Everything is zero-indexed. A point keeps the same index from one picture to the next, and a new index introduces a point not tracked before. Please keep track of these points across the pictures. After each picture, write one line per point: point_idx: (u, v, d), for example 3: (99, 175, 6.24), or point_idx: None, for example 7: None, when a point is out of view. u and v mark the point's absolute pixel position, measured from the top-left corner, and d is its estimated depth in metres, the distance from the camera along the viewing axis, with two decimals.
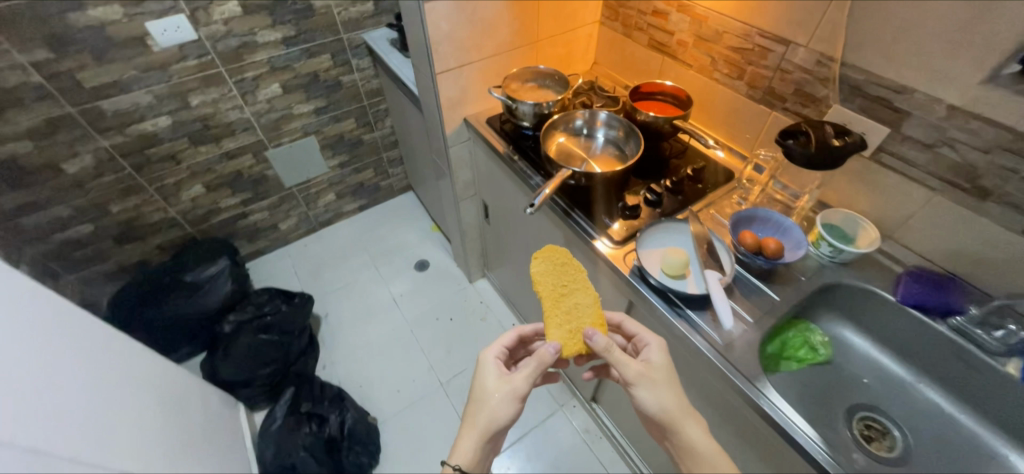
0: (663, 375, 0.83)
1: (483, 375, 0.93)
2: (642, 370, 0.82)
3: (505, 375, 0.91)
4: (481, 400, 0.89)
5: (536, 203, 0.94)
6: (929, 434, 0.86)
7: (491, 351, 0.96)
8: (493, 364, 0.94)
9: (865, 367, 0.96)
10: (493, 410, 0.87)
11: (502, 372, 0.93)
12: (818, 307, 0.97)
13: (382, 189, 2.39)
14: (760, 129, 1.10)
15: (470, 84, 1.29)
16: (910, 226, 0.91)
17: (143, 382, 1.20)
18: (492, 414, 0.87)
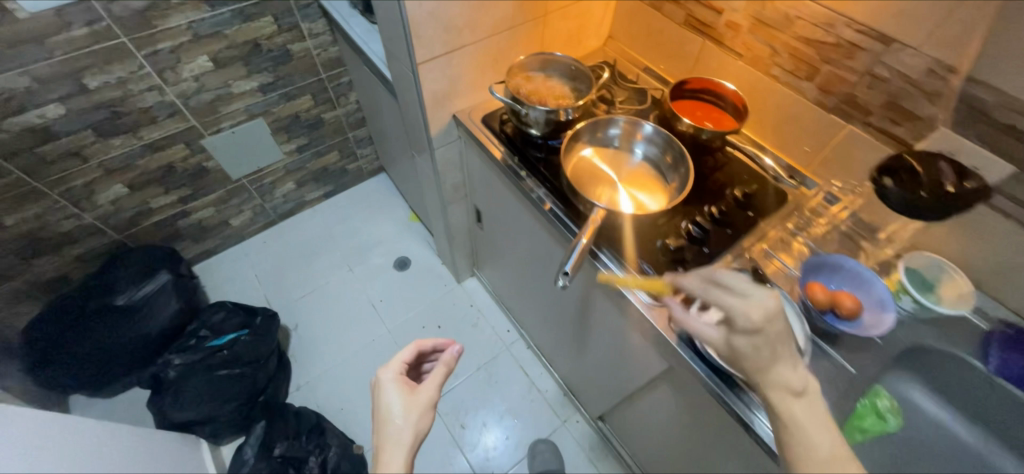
0: (756, 365, 0.54)
1: (385, 401, 0.72)
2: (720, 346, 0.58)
3: (412, 388, 0.74)
4: (386, 423, 0.70)
5: (569, 271, 0.75)
6: None
7: (386, 371, 0.76)
8: (393, 384, 0.75)
9: (935, 434, 0.83)
10: (403, 429, 0.69)
11: (408, 387, 0.75)
12: (889, 369, 0.82)
13: (350, 173, 2.07)
14: (825, 144, 0.89)
15: (461, 74, 1.00)
16: (1011, 280, 0.75)
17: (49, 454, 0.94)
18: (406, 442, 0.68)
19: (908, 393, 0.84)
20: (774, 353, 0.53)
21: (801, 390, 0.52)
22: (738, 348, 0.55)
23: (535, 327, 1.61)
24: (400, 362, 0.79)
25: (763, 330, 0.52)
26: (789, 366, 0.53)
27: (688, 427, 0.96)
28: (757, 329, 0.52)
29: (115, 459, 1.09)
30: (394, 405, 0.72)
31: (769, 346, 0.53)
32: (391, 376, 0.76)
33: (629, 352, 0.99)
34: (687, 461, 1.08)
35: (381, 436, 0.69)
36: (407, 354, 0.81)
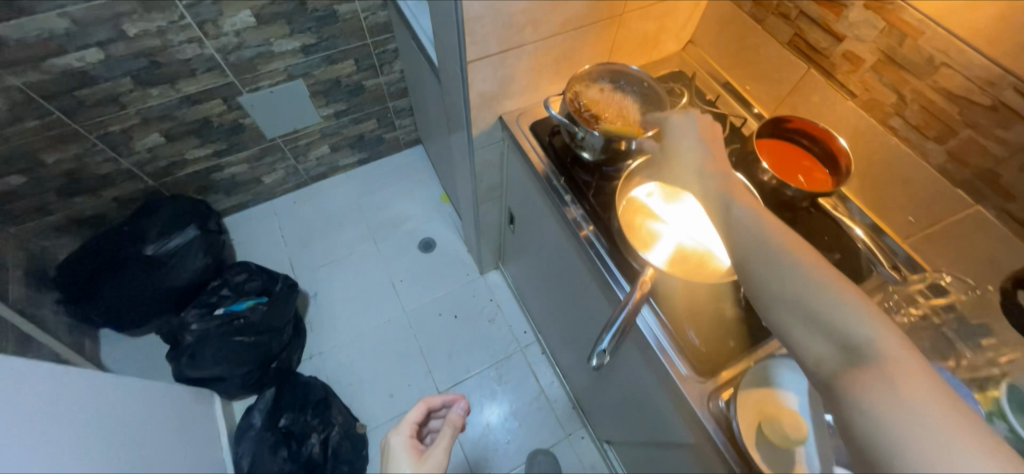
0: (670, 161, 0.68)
1: (394, 466, 0.80)
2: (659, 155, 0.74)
3: (417, 453, 0.81)
4: None
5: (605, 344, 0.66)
6: None
7: (397, 434, 0.84)
8: (401, 447, 0.83)
9: None
10: None
11: (417, 451, 0.82)
12: None
13: (387, 143, 1.99)
14: (936, 220, 0.75)
15: (515, 74, 0.88)
16: None
17: (55, 412, 0.93)
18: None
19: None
20: (686, 149, 0.66)
21: (715, 175, 0.60)
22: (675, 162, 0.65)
23: (553, 337, 1.53)
24: (411, 424, 0.87)
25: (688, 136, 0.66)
26: (701, 156, 0.64)
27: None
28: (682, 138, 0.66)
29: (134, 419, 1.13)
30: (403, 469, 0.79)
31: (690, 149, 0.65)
32: (402, 440, 0.84)
33: (653, 408, 0.90)
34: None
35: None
36: (417, 414, 0.88)
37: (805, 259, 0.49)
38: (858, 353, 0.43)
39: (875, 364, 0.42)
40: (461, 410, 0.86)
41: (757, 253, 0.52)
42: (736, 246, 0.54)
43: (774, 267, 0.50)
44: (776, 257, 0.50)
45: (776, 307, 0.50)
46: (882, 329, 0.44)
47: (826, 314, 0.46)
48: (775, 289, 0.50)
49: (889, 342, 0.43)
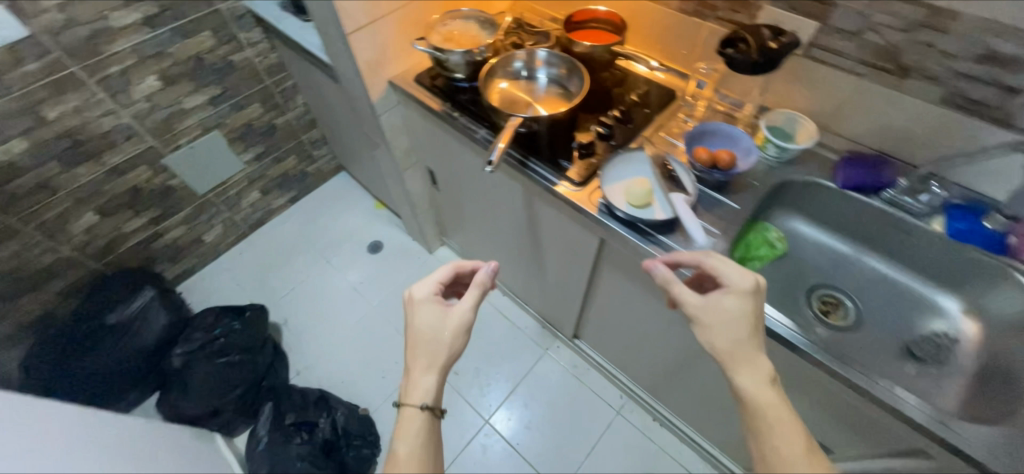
0: (713, 311, 0.68)
1: (418, 316, 0.80)
2: (701, 306, 0.70)
3: (445, 309, 0.80)
4: (430, 339, 0.78)
5: (493, 159, 0.91)
6: (875, 298, 0.96)
7: (421, 295, 0.82)
8: (427, 302, 0.82)
9: (817, 251, 1.03)
10: (445, 343, 0.77)
11: (444, 306, 0.82)
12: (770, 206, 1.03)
13: (311, 175, 2.18)
14: (694, 44, 1.09)
15: (388, 41, 1.16)
16: (841, 114, 0.97)
17: (97, 439, 1.07)
18: (437, 348, 0.77)
19: (793, 226, 1.05)
20: (734, 319, 0.67)
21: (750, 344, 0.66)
22: (718, 307, 0.68)
23: (504, 273, 1.76)
24: (435, 285, 0.84)
25: (736, 293, 0.69)
26: (741, 327, 0.67)
27: (635, 298, 1.14)
28: (732, 288, 0.70)
29: (168, 454, 1.26)
30: (433, 324, 0.79)
31: (734, 296, 0.69)
32: (427, 296, 0.82)
33: (574, 248, 1.15)
34: (647, 337, 1.26)
35: (416, 346, 0.78)
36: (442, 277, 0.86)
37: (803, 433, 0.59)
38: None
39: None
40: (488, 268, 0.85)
41: (768, 415, 0.61)
42: (750, 404, 0.62)
43: (783, 426, 0.60)
44: (759, 418, 0.61)
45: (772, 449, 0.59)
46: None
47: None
48: (775, 446, 0.59)
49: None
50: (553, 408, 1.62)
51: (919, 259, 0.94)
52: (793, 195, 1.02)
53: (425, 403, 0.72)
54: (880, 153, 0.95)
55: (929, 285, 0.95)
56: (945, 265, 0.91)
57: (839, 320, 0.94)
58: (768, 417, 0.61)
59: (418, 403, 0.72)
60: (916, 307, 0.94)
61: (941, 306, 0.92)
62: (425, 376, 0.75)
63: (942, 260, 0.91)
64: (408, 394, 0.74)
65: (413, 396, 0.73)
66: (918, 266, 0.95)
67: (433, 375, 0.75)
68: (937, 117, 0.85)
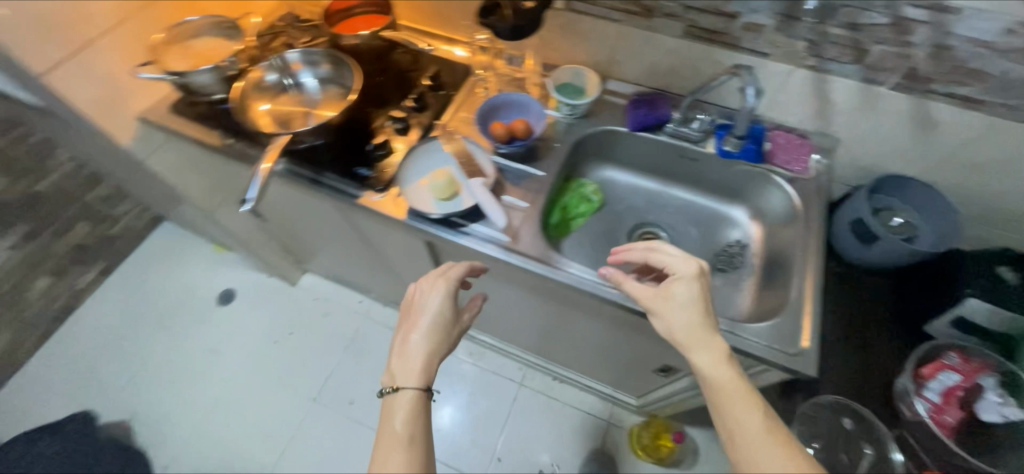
0: (660, 301, 0.66)
1: (426, 302, 0.76)
2: (654, 300, 0.67)
3: (454, 304, 0.76)
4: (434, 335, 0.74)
5: (251, 195, 0.85)
6: (683, 224, 1.06)
7: (434, 284, 0.77)
8: (441, 300, 0.76)
9: (631, 193, 1.09)
10: (445, 345, 0.75)
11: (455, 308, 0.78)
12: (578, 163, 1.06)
13: (118, 237, 1.81)
14: (470, 12, 1.03)
15: (110, 74, 0.96)
16: (616, 60, 1.00)
17: None
18: (437, 333, 0.74)
19: (605, 175, 1.11)
20: (687, 310, 0.64)
21: (711, 330, 0.63)
22: (671, 298, 0.65)
23: (375, 284, 1.65)
24: (453, 276, 0.79)
25: (686, 278, 0.66)
26: (688, 314, 0.64)
27: (482, 284, 1.12)
28: (680, 275, 0.67)
29: None
30: (440, 325, 0.75)
31: (684, 283, 0.66)
32: (444, 293, 0.77)
33: (408, 252, 1.09)
34: (514, 313, 1.27)
35: (414, 331, 0.74)
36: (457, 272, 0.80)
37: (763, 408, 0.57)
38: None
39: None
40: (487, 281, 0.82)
41: (731, 392, 0.59)
42: (709, 381, 0.60)
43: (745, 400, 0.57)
44: (724, 395, 0.59)
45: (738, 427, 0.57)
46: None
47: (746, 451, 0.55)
48: (735, 425, 0.57)
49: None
50: (459, 402, 1.61)
51: (709, 180, 1.03)
52: (596, 147, 1.06)
53: (421, 386, 0.69)
54: (659, 91, 1.01)
55: (721, 202, 1.05)
56: (727, 181, 1.01)
57: None
58: (726, 395, 0.58)
59: (408, 381, 0.69)
60: (716, 223, 1.04)
61: (734, 217, 1.03)
62: (416, 359, 0.71)
63: (723, 178, 1.00)
64: (402, 372, 0.70)
65: (408, 381, 0.69)
66: (710, 187, 1.05)
67: (431, 362, 0.72)
68: (686, 49, 0.91)
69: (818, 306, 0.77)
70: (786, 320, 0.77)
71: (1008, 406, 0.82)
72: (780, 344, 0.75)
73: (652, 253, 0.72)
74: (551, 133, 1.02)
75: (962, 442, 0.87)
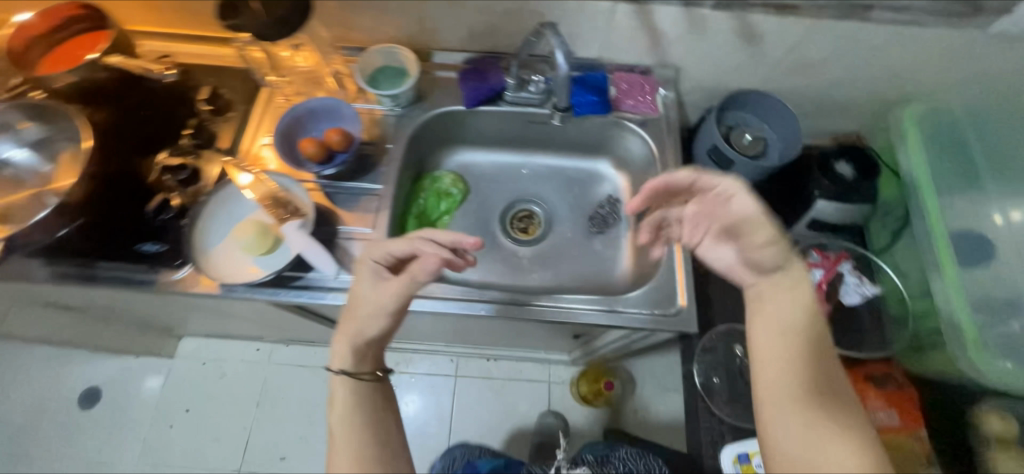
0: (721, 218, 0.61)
1: (363, 285, 0.63)
2: (717, 213, 0.62)
3: (381, 279, 0.62)
4: (358, 311, 0.61)
5: None
6: (555, 192, 0.99)
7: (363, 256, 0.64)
8: (367, 269, 0.63)
9: (494, 173, 1.00)
10: (371, 327, 0.61)
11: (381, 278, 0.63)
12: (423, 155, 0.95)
13: None
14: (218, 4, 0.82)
15: None
16: (428, 30, 0.87)
17: None
18: (382, 312, 0.61)
19: (461, 157, 1.00)
20: (757, 235, 0.59)
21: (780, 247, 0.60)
22: (734, 225, 0.60)
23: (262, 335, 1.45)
24: (386, 252, 0.63)
25: (738, 202, 0.59)
26: (753, 239, 0.59)
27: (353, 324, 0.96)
28: (730, 196, 0.60)
29: None
30: (363, 300, 0.61)
31: (768, 228, 0.58)
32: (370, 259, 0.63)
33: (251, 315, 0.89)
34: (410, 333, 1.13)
35: (353, 311, 0.62)
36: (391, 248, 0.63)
37: (811, 363, 0.55)
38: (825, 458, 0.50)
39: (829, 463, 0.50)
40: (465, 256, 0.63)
41: (786, 336, 0.56)
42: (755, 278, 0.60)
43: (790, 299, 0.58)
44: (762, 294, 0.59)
45: (777, 369, 0.55)
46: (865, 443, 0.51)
47: (773, 334, 0.57)
48: (777, 374, 0.55)
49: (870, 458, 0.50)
50: None
51: (567, 140, 0.96)
52: (439, 130, 0.94)
53: (367, 355, 0.62)
54: (486, 55, 0.90)
55: (586, 159, 0.99)
56: (583, 137, 0.95)
57: (534, 232, 0.96)
58: (770, 346, 0.56)
59: (353, 354, 0.61)
60: (586, 183, 0.99)
61: (601, 172, 0.99)
62: (349, 336, 0.61)
63: (579, 134, 0.94)
64: (345, 345, 0.61)
65: (339, 360, 0.62)
66: (570, 146, 0.98)
67: (380, 340, 0.62)
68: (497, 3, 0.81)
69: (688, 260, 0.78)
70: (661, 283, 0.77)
71: (864, 285, 0.89)
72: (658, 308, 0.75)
73: (728, 199, 0.60)
74: (381, 132, 0.88)
75: (832, 332, 0.88)
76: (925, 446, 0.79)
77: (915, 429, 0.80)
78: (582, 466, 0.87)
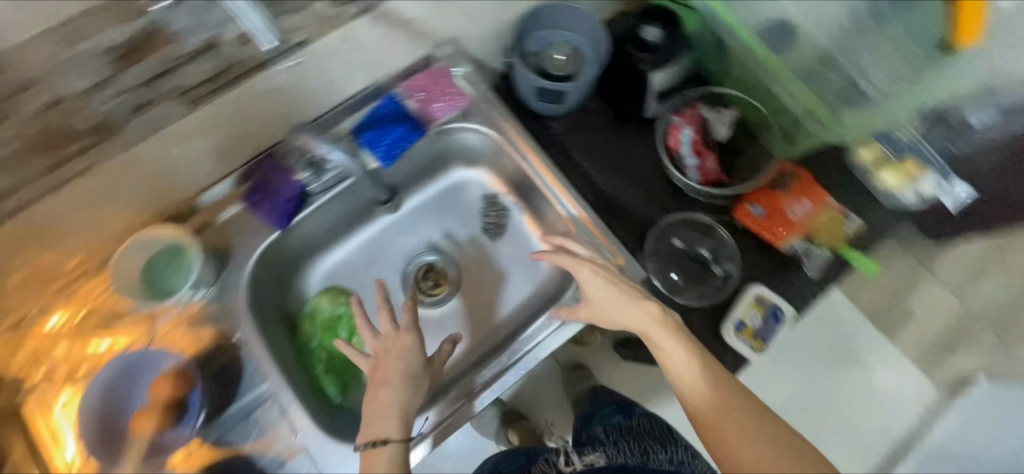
0: None
1: (397, 360, 0.65)
2: None
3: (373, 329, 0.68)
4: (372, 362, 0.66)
5: None
6: (438, 226, 0.88)
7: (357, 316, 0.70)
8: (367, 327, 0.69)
9: (366, 254, 0.85)
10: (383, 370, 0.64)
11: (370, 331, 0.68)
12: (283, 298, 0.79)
13: None
14: None
15: None
16: (170, 183, 0.67)
17: None
18: (415, 386, 0.64)
19: (321, 266, 0.83)
20: None
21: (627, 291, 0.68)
22: None
23: None
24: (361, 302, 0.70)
25: None
26: None
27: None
28: None
29: None
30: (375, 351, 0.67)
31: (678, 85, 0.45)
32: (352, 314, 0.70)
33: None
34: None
35: (378, 392, 0.63)
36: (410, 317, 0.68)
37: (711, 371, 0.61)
38: (747, 460, 0.55)
39: (749, 462, 0.55)
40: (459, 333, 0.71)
41: (685, 365, 0.61)
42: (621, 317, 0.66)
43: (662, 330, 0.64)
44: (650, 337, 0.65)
45: (693, 396, 0.60)
46: (786, 438, 0.56)
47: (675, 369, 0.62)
48: (690, 396, 0.60)
49: (789, 447, 0.55)
50: None
51: (407, 173, 0.84)
52: (274, 271, 0.77)
53: (400, 438, 0.60)
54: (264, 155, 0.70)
55: (441, 175, 0.88)
56: (421, 161, 0.83)
57: (448, 280, 0.86)
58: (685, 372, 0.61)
59: (388, 435, 0.60)
60: (459, 196, 0.88)
61: (464, 175, 0.88)
62: (381, 397, 0.62)
63: (414, 162, 0.82)
64: (377, 426, 0.60)
65: (378, 428, 0.60)
66: (417, 176, 0.86)
67: (397, 398, 0.62)
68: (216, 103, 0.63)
69: (600, 223, 0.79)
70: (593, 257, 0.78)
71: (722, 114, 0.94)
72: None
73: None
74: (216, 322, 0.70)
75: (727, 172, 0.95)
76: (836, 208, 0.91)
77: (825, 200, 0.91)
78: (595, 453, 0.93)
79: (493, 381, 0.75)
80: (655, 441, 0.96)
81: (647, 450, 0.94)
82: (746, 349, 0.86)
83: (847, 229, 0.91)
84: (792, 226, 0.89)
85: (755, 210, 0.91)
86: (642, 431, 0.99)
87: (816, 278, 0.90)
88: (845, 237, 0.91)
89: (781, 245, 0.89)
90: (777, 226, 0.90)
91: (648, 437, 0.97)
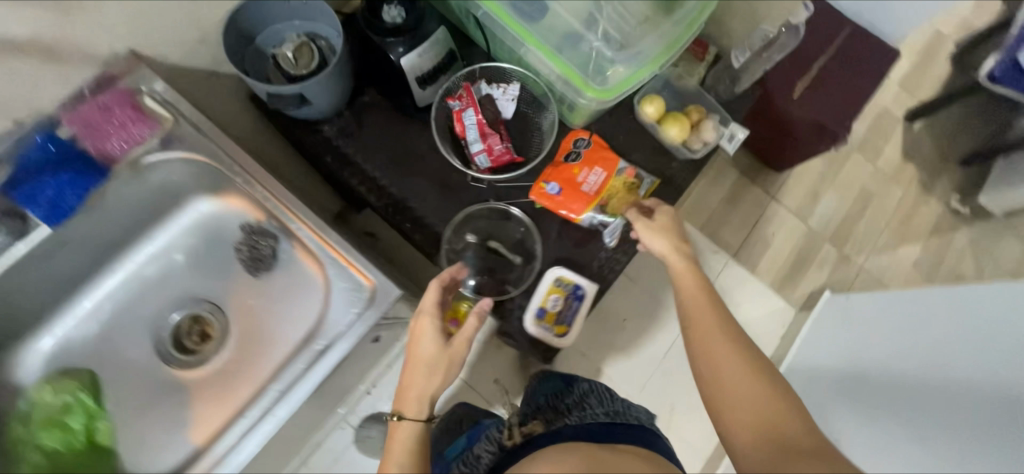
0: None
1: (422, 341, 0.65)
2: None
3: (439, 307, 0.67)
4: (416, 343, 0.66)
5: None
6: (190, 270, 0.76)
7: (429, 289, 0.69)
8: (428, 304, 0.68)
9: (108, 320, 0.73)
10: (421, 351, 0.65)
11: (437, 308, 0.67)
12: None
13: None
14: None
15: None
16: None
17: None
18: (434, 375, 0.63)
19: (51, 343, 0.71)
20: None
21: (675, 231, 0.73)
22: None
23: None
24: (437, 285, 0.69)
25: None
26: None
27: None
28: None
29: None
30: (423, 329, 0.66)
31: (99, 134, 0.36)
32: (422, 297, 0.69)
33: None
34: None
35: (411, 370, 0.64)
36: (438, 295, 0.68)
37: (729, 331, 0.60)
38: (722, 375, 0.56)
39: (724, 369, 0.56)
40: (487, 303, 0.67)
41: (699, 313, 0.63)
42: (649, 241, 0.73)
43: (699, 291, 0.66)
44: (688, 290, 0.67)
45: (695, 328, 0.62)
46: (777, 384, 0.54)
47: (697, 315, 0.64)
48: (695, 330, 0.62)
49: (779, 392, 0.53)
50: None
51: (126, 223, 0.71)
52: None
53: (424, 416, 0.62)
54: None
55: (179, 212, 0.74)
56: (134, 204, 0.69)
57: (212, 330, 0.75)
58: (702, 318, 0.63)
59: (406, 411, 0.62)
60: (208, 233, 0.75)
61: (206, 208, 0.74)
62: (409, 382, 0.64)
63: (125, 209, 0.69)
64: (405, 404, 0.62)
65: (406, 408, 0.62)
66: (147, 222, 0.73)
67: (428, 381, 0.63)
68: None
69: (336, 237, 0.67)
70: (342, 280, 0.67)
71: (506, 90, 0.88)
72: (357, 306, 0.66)
73: None
74: None
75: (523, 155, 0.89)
76: (628, 173, 0.87)
77: (616, 167, 0.86)
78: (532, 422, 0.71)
79: (238, 446, 0.62)
80: (595, 398, 0.73)
81: (582, 408, 0.71)
82: (548, 335, 0.83)
83: (641, 193, 0.87)
84: (587, 199, 0.84)
85: (550, 188, 0.84)
86: (580, 392, 0.76)
87: (615, 247, 0.86)
88: (640, 200, 0.87)
89: (578, 220, 0.84)
90: (572, 203, 0.83)
91: (590, 395, 0.74)
